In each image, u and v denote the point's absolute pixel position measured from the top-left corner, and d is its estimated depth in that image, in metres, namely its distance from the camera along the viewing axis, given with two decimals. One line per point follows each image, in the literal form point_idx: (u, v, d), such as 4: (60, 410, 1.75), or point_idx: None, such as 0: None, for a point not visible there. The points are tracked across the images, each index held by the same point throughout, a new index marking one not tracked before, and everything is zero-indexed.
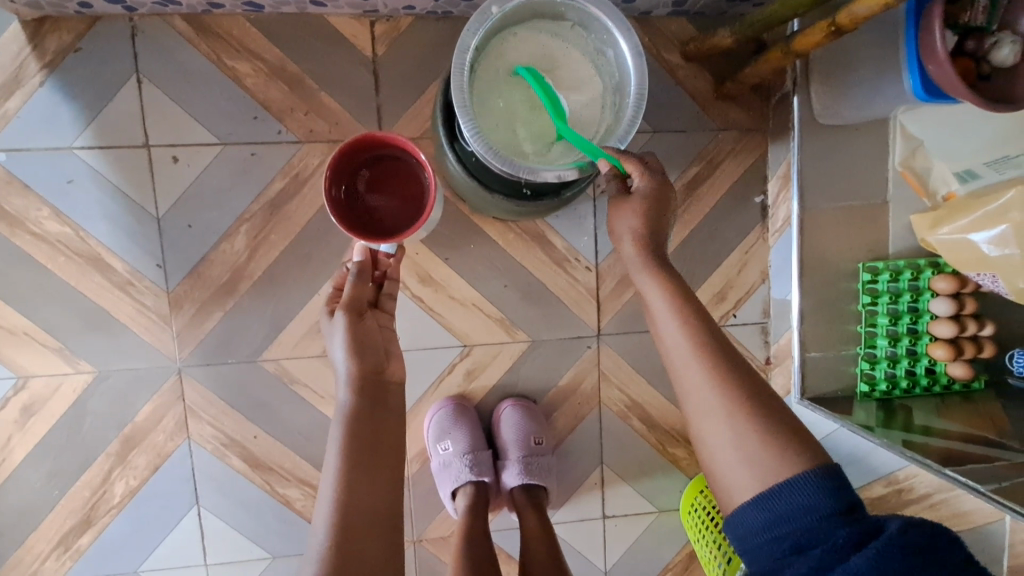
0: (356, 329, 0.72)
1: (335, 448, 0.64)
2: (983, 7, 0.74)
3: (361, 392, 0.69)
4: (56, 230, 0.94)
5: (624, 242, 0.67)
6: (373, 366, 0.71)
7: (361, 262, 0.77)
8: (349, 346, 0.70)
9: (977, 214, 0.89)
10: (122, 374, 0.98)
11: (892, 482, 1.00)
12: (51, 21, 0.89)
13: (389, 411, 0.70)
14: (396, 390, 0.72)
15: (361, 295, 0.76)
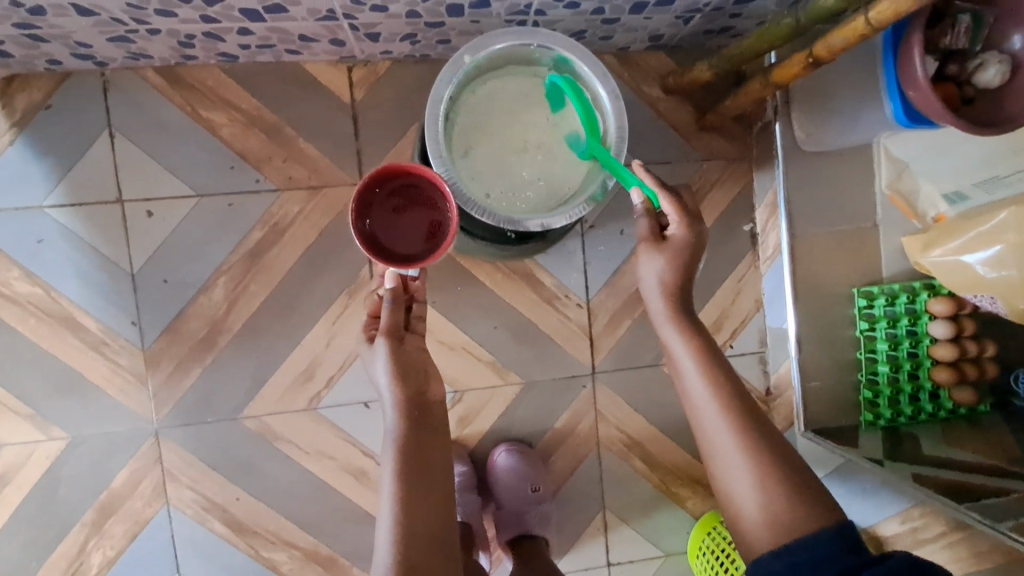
0: (397, 355, 0.65)
1: (389, 488, 0.56)
2: (965, 28, 0.72)
3: (410, 420, 0.61)
4: (26, 291, 0.90)
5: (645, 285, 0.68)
6: (416, 389, 0.63)
7: (393, 289, 0.69)
8: (394, 371, 0.63)
9: (969, 235, 0.88)
10: (96, 438, 0.94)
11: (906, 520, 0.96)
12: (20, 80, 0.88)
13: (438, 433, 0.62)
14: (442, 412, 0.65)
15: (399, 318, 0.68)
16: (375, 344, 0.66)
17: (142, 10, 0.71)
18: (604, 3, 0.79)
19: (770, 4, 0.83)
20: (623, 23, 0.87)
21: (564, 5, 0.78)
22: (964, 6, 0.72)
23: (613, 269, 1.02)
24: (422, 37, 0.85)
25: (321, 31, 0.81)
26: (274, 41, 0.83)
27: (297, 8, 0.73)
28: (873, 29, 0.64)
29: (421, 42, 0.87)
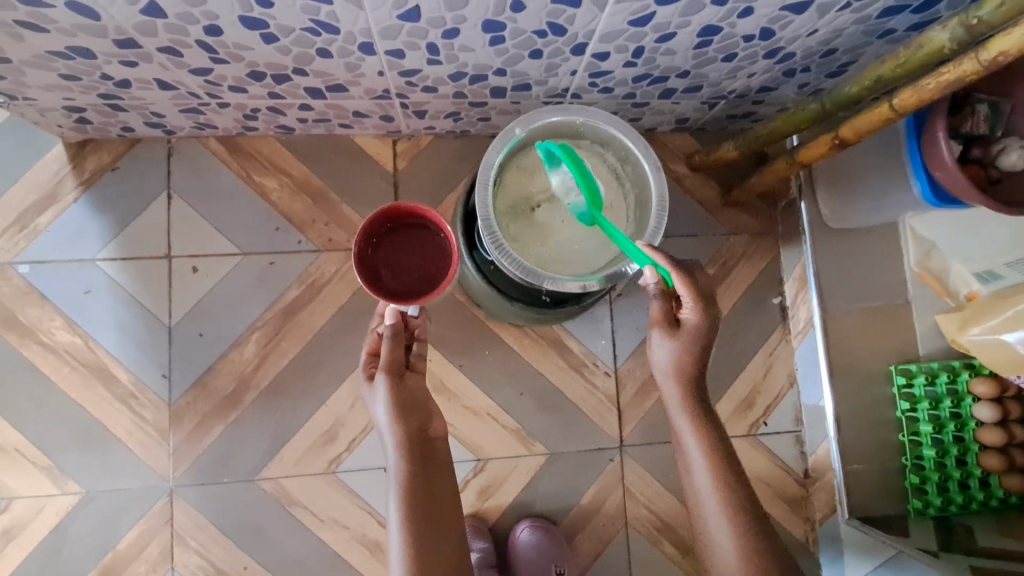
0: (398, 393, 0.68)
1: (395, 521, 0.61)
2: (984, 117, 0.75)
3: (412, 456, 0.65)
4: (66, 340, 0.93)
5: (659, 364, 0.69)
6: (418, 425, 0.67)
7: (394, 324, 0.70)
8: (393, 409, 0.66)
9: (1007, 314, 0.86)
10: (110, 495, 0.91)
11: None
12: (93, 144, 0.95)
13: (441, 469, 0.66)
14: (442, 446, 0.69)
15: (399, 355, 0.71)
16: (375, 380, 0.69)
17: (217, 86, 0.78)
18: (636, 88, 0.85)
19: (790, 93, 0.88)
20: (653, 106, 0.92)
21: (599, 89, 0.84)
22: (982, 98, 0.77)
23: (642, 338, 1.02)
24: (465, 115, 0.92)
25: (374, 107, 0.87)
26: (329, 116, 0.90)
27: (355, 86, 0.80)
28: (898, 114, 0.67)
29: (463, 119, 0.93)
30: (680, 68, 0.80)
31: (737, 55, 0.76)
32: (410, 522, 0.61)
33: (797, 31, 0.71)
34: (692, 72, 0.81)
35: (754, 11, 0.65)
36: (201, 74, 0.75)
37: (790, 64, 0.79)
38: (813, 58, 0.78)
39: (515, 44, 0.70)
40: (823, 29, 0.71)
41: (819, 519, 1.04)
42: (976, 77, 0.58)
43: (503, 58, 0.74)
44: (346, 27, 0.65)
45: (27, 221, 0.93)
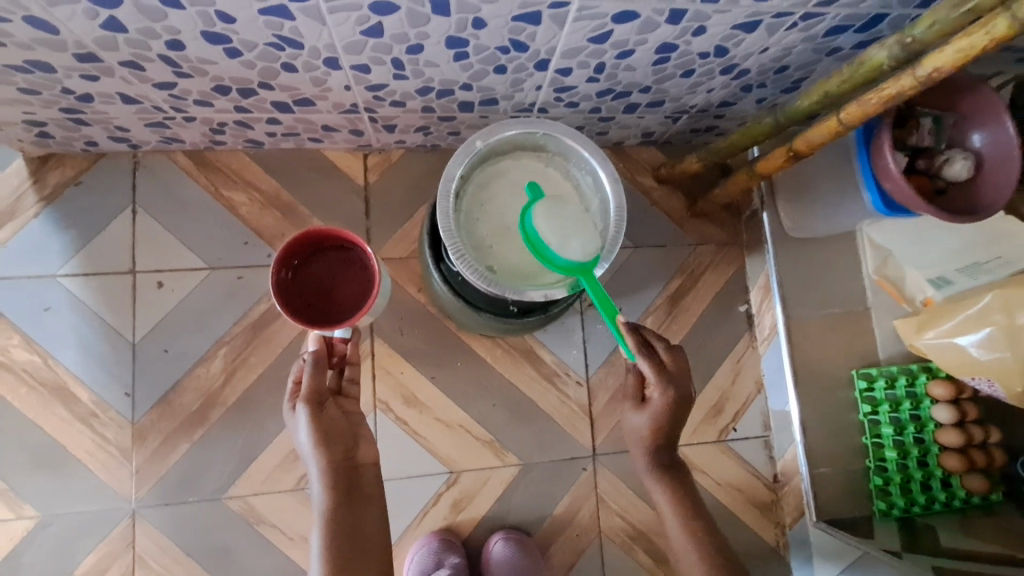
0: (320, 420, 0.67)
1: (319, 553, 0.62)
2: (929, 130, 0.81)
3: (337, 485, 0.65)
4: (24, 358, 0.90)
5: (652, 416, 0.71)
6: (344, 453, 0.67)
7: (316, 350, 0.73)
8: (317, 436, 0.66)
9: (960, 317, 0.91)
10: (68, 518, 0.88)
11: None
12: (55, 158, 0.94)
13: (368, 499, 0.67)
14: (369, 472, 0.70)
15: (321, 383, 0.70)
16: (296, 409, 0.68)
17: (182, 100, 0.78)
18: (600, 103, 0.87)
19: (749, 108, 0.92)
20: (618, 121, 0.95)
21: (564, 104, 0.86)
22: (925, 112, 0.83)
23: (612, 347, 1.03)
24: (434, 129, 0.93)
25: (342, 121, 0.88)
26: (298, 130, 0.91)
27: (322, 101, 0.81)
28: (844, 128, 0.71)
29: (433, 133, 0.94)
30: (641, 84, 0.82)
31: (695, 71, 0.79)
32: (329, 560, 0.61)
33: (750, 49, 0.74)
34: (653, 87, 0.83)
35: (707, 30, 0.68)
36: (166, 88, 0.75)
37: (747, 80, 0.82)
38: (767, 74, 0.81)
39: (479, 59, 0.72)
40: (774, 47, 0.74)
41: (790, 523, 1.04)
42: (914, 92, 0.62)
43: (469, 73, 0.75)
44: (310, 42, 0.65)
45: None
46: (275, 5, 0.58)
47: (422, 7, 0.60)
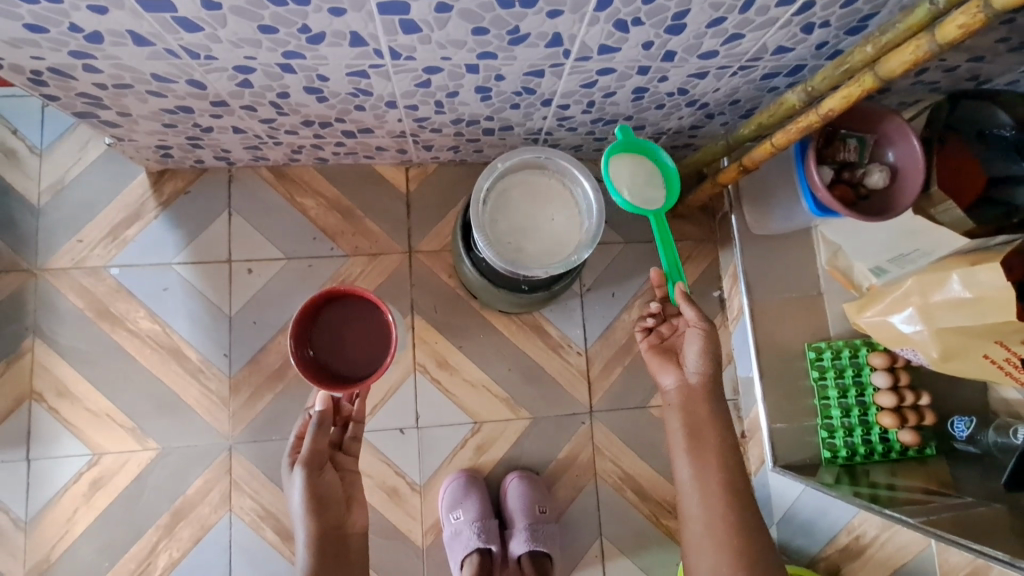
0: (314, 485, 0.86)
1: None
2: (853, 147, 1.03)
3: (320, 552, 0.83)
4: (148, 327, 1.17)
5: (686, 365, 0.94)
6: (332, 522, 0.85)
7: (321, 412, 0.90)
8: (310, 504, 0.84)
9: (889, 300, 1.10)
10: (181, 450, 1.14)
11: (850, 530, 1.11)
12: (170, 173, 1.21)
13: (350, 564, 0.86)
14: (356, 538, 0.88)
15: (319, 449, 0.88)
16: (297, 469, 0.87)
17: (277, 130, 1.04)
18: (594, 128, 1.11)
19: (715, 130, 1.14)
20: (610, 140, 1.18)
21: (565, 128, 1.10)
22: (851, 133, 1.04)
23: (607, 324, 1.26)
24: (462, 148, 1.18)
25: (393, 143, 1.13)
26: (357, 150, 1.16)
27: (379, 129, 1.06)
28: (777, 150, 0.94)
29: (461, 151, 1.19)
30: (625, 114, 1.06)
31: (666, 105, 1.02)
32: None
33: (705, 90, 0.97)
34: (635, 116, 1.07)
35: (668, 78, 0.92)
36: (268, 122, 1.01)
37: (708, 110, 1.05)
38: (724, 106, 1.04)
39: (500, 99, 0.96)
40: (724, 87, 0.96)
41: (754, 470, 1.24)
42: (819, 125, 0.85)
43: (492, 108, 1.00)
44: (378, 92, 0.90)
45: (118, 233, 1.18)
46: (359, 70, 0.83)
47: (460, 68, 0.84)
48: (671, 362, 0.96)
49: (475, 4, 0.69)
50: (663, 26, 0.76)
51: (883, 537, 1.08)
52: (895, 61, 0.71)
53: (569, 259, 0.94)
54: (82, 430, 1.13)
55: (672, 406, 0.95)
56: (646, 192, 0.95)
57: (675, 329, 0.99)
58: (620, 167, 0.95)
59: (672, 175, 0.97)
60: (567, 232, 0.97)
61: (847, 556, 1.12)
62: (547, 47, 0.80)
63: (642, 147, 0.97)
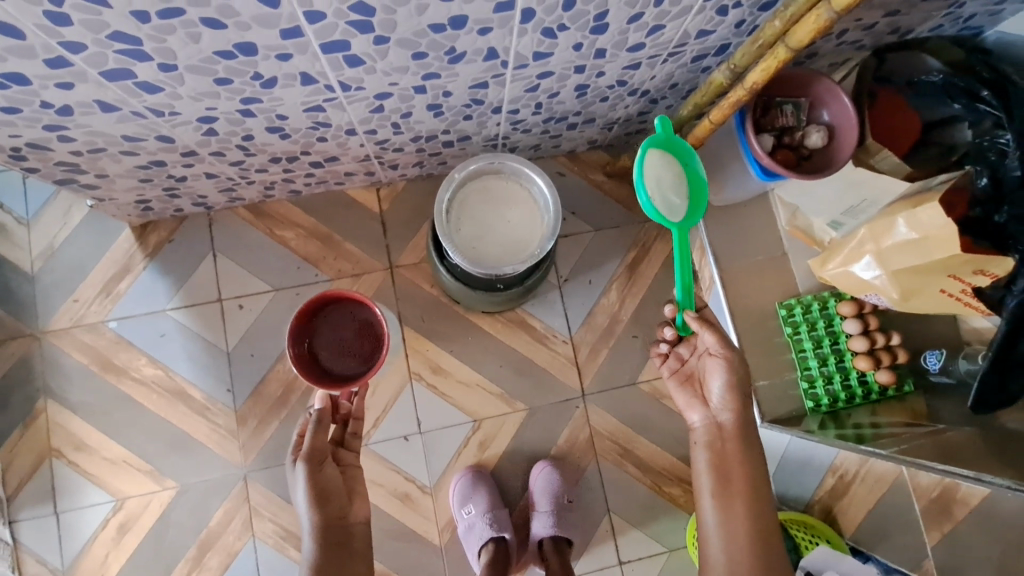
0: (315, 479, 0.88)
1: None
2: (790, 112, 1.09)
3: (324, 541, 0.85)
4: (151, 373, 1.22)
5: (711, 400, 0.95)
6: (334, 514, 0.88)
7: (320, 410, 0.94)
8: (312, 498, 0.87)
9: (847, 250, 1.16)
10: (199, 485, 1.19)
11: (835, 471, 1.18)
12: (153, 224, 1.26)
13: (353, 555, 0.87)
14: (360, 530, 0.90)
15: (320, 444, 0.91)
16: (297, 465, 0.89)
17: (247, 171, 1.10)
18: (547, 128, 1.17)
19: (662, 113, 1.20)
20: (565, 137, 1.24)
21: (520, 131, 1.16)
22: (786, 99, 1.10)
23: (588, 310, 1.32)
24: (427, 163, 1.23)
25: (359, 168, 1.19)
26: (327, 179, 1.22)
27: (344, 156, 1.12)
28: (716, 125, 1.00)
29: (426, 166, 1.25)
30: (573, 110, 1.11)
31: (610, 97, 1.08)
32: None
33: (643, 78, 1.03)
34: (583, 111, 1.13)
35: (605, 72, 0.98)
36: (237, 165, 1.06)
37: (651, 96, 1.11)
38: (664, 90, 1.10)
39: (452, 113, 1.02)
40: (660, 74, 1.03)
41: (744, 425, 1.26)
42: (749, 97, 0.91)
43: (446, 123, 1.06)
44: (336, 122, 0.96)
45: (111, 288, 1.24)
46: (314, 105, 0.89)
47: (408, 91, 0.90)
48: (697, 395, 0.97)
49: (410, 32, 0.74)
50: (588, 27, 0.82)
51: (862, 471, 1.15)
52: (802, 31, 0.77)
53: (534, 254, 0.99)
54: (102, 479, 1.18)
55: (699, 444, 0.94)
56: (669, 197, 0.93)
57: (694, 349, 1.00)
58: (654, 162, 0.92)
59: (699, 184, 0.96)
60: (528, 231, 1.03)
61: (835, 497, 1.18)
62: (485, 60, 0.86)
63: (677, 148, 0.95)
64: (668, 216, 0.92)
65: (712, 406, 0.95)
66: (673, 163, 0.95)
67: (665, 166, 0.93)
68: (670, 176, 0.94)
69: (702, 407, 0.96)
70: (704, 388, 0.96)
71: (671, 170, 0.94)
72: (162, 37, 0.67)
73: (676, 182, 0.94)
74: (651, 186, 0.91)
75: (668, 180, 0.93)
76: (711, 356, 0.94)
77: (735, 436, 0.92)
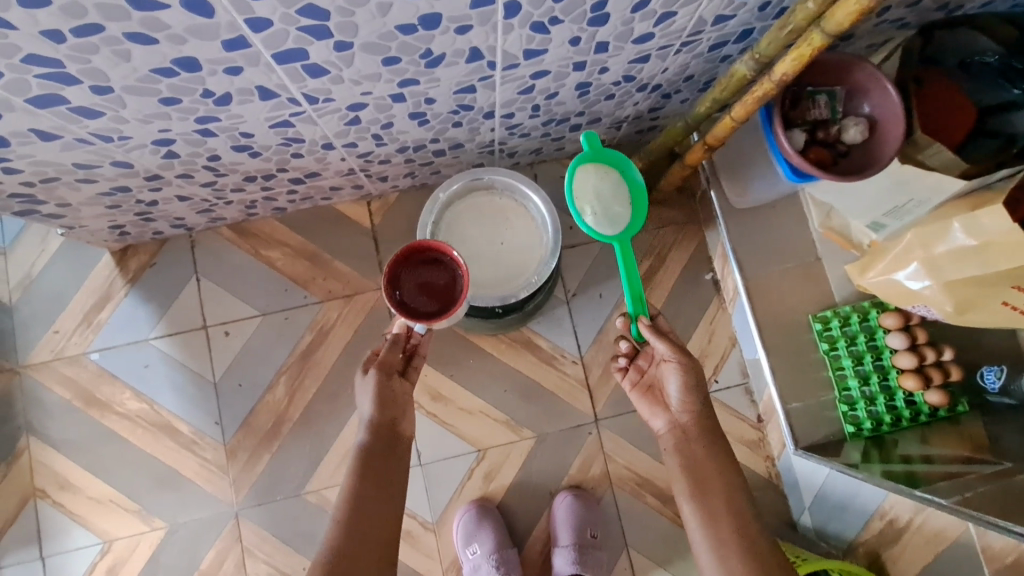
0: (382, 387, 0.86)
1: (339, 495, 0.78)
2: (824, 104, 0.96)
3: (378, 437, 0.83)
4: (136, 407, 1.15)
5: (672, 403, 0.89)
6: (391, 418, 0.86)
7: (397, 332, 0.89)
8: (374, 402, 0.85)
9: (891, 257, 1.01)
10: (189, 525, 1.13)
11: (882, 514, 1.02)
12: (132, 248, 1.19)
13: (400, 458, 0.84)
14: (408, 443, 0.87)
15: (392, 359, 0.89)
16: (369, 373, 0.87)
17: (222, 191, 1.01)
18: (547, 130, 1.06)
19: (677, 107, 1.07)
20: (569, 138, 1.12)
21: (518, 135, 1.05)
22: (819, 90, 0.97)
23: (599, 327, 1.21)
24: (419, 173, 1.13)
25: (345, 181, 1.09)
26: (312, 194, 1.13)
27: (326, 171, 1.02)
28: (738, 122, 0.88)
29: (418, 176, 1.15)
30: (575, 110, 1.00)
31: (616, 94, 0.96)
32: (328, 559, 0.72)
33: (653, 72, 0.91)
34: (587, 111, 1.01)
35: (609, 68, 0.86)
36: (209, 185, 0.97)
37: (663, 91, 0.99)
38: (678, 84, 0.97)
39: (438, 121, 0.91)
40: (672, 66, 0.90)
41: (777, 454, 1.21)
42: (777, 91, 0.79)
43: (433, 131, 0.95)
44: (309, 137, 0.86)
45: (92, 317, 1.17)
46: (281, 121, 0.79)
47: (384, 100, 0.80)
48: (659, 401, 0.91)
49: (375, 35, 0.64)
50: (585, 19, 0.70)
51: (918, 521, 0.96)
52: (840, 13, 0.64)
53: (530, 281, 0.96)
54: (90, 520, 1.13)
55: (668, 451, 0.87)
56: (611, 209, 0.93)
57: (652, 359, 0.93)
58: (587, 180, 0.92)
59: (639, 191, 0.95)
60: (524, 253, 0.99)
61: (884, 542, 1.03)
62: (468, 62, 0.75)
63: (612, 160, 0.95)
64: (610, 231, 0.92)
65: (673, 410, 0.89)
66: (612, 174, 0.94)
67: (599, 180, 0.93)
68: (607, 188, 0.93)
69: (664, 413, 0.90)
70: (664, 406, 0.90)
71: (607, 181, 0.93)
72: (85, 57, 0.58)
73: (614, 194, 0.93)
74: (587, 203, 0.91)
75: (603, 193, 0.93)
76: (666, 363, 0.87)
77: (707, 443, 0.85)
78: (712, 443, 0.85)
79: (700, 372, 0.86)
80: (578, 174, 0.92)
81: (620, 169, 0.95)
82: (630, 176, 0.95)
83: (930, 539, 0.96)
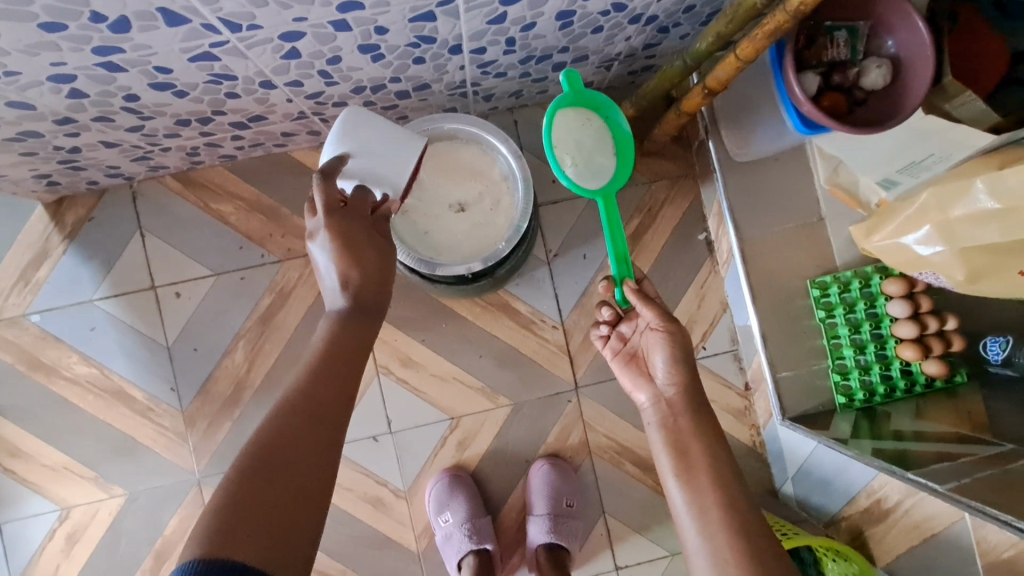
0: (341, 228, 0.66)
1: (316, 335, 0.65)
2: (843, 42, 0.84)
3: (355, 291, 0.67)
4: (84, 371, 1.08)
5: (657, 375, 0.78)
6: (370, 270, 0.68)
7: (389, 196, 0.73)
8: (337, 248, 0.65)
9: (901, 219, 0.91)
10: (149, 492, 1.08)
11: (870, 494, 0.96)
12: (68, 200, 1.07)
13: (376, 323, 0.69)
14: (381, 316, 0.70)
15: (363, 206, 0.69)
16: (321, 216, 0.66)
17: (154, 136, 0.89)
18: (526, 69, 0.93)
19: (676, 44, 0.94)
20: (553, 79, 0.99)
21: (493, 75, 0.92)
22: (839, 25, 0.85)
23: (582, 291, 1.13)
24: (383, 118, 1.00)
25: (297, 126, 0.97)
26: (262, 140, 1.00)
27: (273, 114, 0.90)
28: (744, 62, 0.76)
29: None
30: (557, 46, 0.86)
31: (604, 26, 0.83)
32: (230, 480, 0.55)
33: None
34: (571, 46, 0.87)
35: None
36: (136, 130, 0.85)
37: (659, 24, 0.85)
38: (676, 15, 0.84)
39: (396, 57, 0.79)
40: None
41: (762, 424, 1.18)
42: (791, 23, 0.67)
43: (391, 69, 0.82)
44: (241, 73, 0.74)
45: (29, 276, 1.07)
46: (201, 53, 0.66)
47: (325, 28, 0.67)
48: (642, 372, 0.80)
49: None
50: None
51: (908, 504, 0.90)
52: None
53: (495, 248, 0.92)
54: (45, 487, 1.08)
55: (651, 425, 0.78)
56: (594, 160, 0.82)
57: (636, 326, 0.82)
58: (567, 127, 0.81)
59: (625, 140, 0.85)
60: (487, 214, 0.95)
61: (869, 519, 0.99)
62: None
63: (592, 102, 0.83)
64: (591, 182, 0.81)
65: (658, 382, 0.78)
66: (595, 117, 0.83)
67: (581, 125, 0.82)
68: (590, 133, 0.82)
69: (649, 385, 0.79)
70: (647, 378, 0.80)
71: (591, 126, 0.82)
72: None
73: (598, 141, 0.83)
74: (568, 155, 0.81)
75: (585, 141, 0.82)
76: (652, 332, 0.77)
77: (688, 411, 0.76)
78: (697, 416, 0.75)
79: (688, 342, 0.76)
80: (558, 119, 0.80)
81: (604, 112, 0.84)
82: (616, 125, 0.85)
83: (915, 524, 0.90)
